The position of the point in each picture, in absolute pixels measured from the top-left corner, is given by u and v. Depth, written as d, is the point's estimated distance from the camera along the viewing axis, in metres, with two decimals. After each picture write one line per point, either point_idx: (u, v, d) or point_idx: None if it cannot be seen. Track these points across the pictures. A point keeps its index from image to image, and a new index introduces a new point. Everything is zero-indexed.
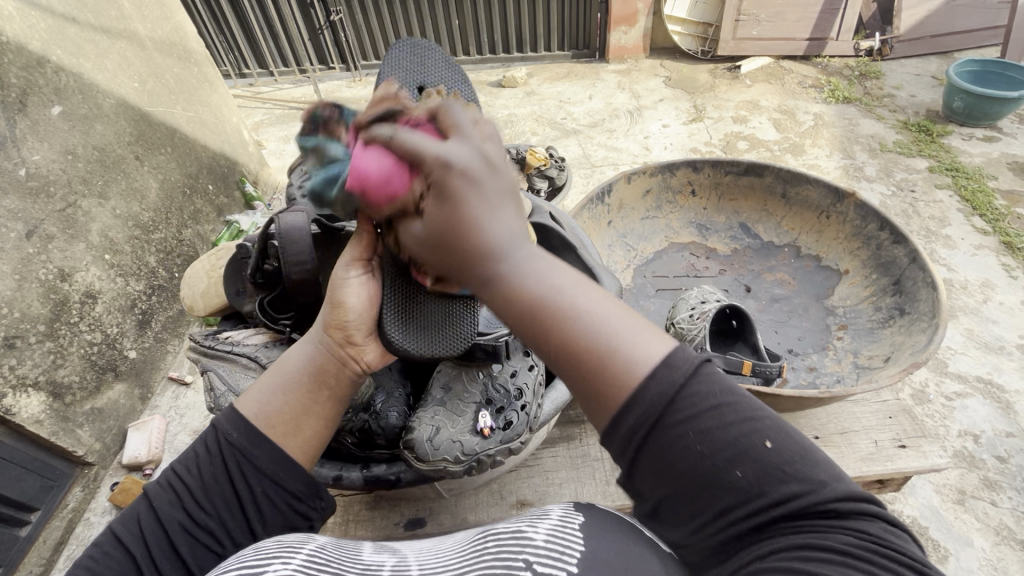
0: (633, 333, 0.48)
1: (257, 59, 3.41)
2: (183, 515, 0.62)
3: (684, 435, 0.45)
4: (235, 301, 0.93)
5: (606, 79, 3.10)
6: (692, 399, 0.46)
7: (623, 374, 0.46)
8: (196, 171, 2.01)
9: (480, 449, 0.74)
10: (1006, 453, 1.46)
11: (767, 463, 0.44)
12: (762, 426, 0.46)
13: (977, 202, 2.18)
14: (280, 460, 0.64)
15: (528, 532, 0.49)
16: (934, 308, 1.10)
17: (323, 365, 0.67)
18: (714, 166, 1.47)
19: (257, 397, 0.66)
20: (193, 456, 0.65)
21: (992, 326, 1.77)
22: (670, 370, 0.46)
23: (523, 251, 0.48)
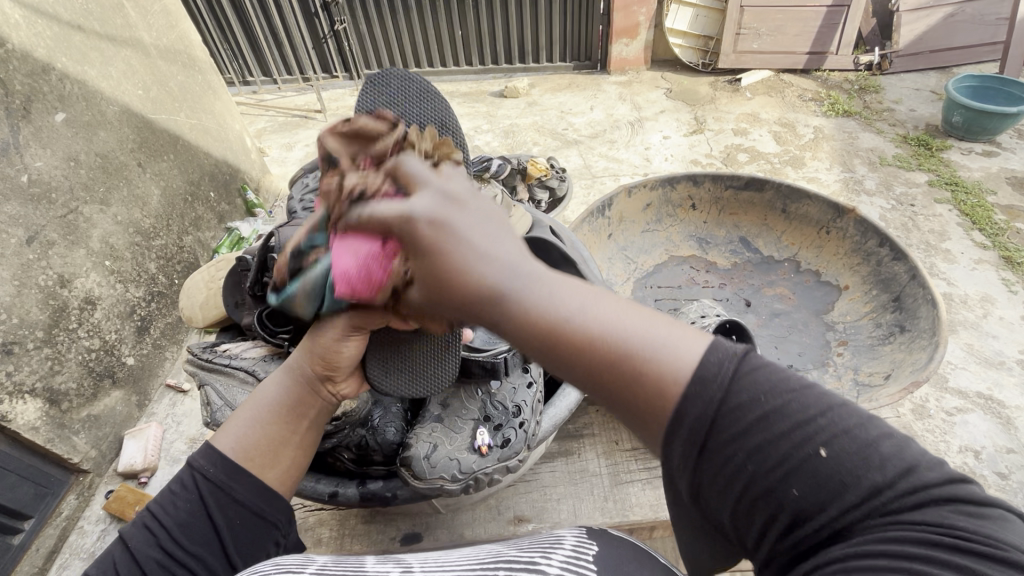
0: (662, 337, 0.45)
1: (261, 67, 3.44)
2: (160, 551, 0.62)
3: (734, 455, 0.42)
4: (232, 313, 0.94)
5: (607, 90, 3.12)
6: (733, 413, 0.42)
7: (664, 384, 0.43)
8: (198, 178, 2.02)
9: (477, 468, 0.73)
10: (1007, 469, 1.45)
11: (842, 464, 0.40)
12: (816, 433, 0.41)
13: (977, 216, 2.18)
14: (259, 489, 0.67)
15: (542, 565, 0.48)
16: (934, 326, 1.10)
17: (300, 399, 0.71)
18: (715, 180, 1.47)
19: (235, 431, 0.68)
20: (167, 493, 0.66)
21: (993, 341, 1.77)
22: (705, 385, 0.43)
23: (532, 269, 0.48)
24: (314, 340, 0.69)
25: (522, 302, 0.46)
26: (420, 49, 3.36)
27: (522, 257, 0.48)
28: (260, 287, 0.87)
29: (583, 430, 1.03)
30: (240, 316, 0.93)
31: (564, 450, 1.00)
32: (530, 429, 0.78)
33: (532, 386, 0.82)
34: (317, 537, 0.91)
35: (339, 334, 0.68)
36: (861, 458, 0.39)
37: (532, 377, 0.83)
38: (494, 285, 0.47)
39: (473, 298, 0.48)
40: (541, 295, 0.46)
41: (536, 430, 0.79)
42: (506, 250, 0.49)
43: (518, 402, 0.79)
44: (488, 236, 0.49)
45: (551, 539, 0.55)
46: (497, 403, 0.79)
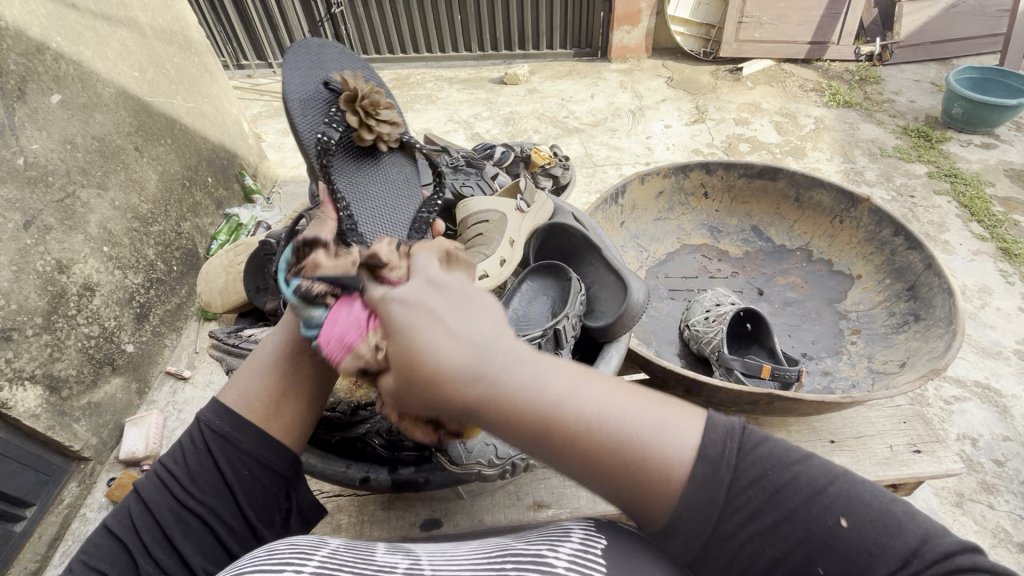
0: (653, 417, 0.46)
1: (256, 50, 3.37)
2: (170, 500, 0.62)
3: (750, 538, 0.46)
4: (255, 297, 0.93)
5: (607, 78, 3.10)
6: (748, 495, 0.46)
7: (665, 470, 0.45)
8: (196, 163, 1.99)
9: (514, 453, 0.73)
10: (1003, 456, 1.48)
11: (864, 534, 0.44)
12: (830, 500, 0.46)
13: (975, 208, 2.20)
14: (265, 441, 0.66)
15: (550, 559, 0.49)
16: (950, 315, 1.11)
17: (298, 348, 0.70)
18: (727, 168, 1.47)
19: (238, 384, 0.68)
20: (178, 447, 0.67)
21: (990, 331, 1.80)
22: (714, 470, 0.46)
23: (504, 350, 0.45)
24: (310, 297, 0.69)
25: (514, 393, 0.44)
26: (419, 33, 3.31)
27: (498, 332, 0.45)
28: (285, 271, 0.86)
29: None
30: (264, 301, 0.92)
31: None
32: None
33: None
34: (335, 523, 0.91)
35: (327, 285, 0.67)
36: (876, 525, 0.44)
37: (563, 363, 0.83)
38: (460, 359, 0.43)
39: (443, 376, 0.43)
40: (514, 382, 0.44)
41: None
42: (484, 330, 0.45)
43: None
44: (447, 323, 0.44)
45: (560, 531, 0.56)
46: None
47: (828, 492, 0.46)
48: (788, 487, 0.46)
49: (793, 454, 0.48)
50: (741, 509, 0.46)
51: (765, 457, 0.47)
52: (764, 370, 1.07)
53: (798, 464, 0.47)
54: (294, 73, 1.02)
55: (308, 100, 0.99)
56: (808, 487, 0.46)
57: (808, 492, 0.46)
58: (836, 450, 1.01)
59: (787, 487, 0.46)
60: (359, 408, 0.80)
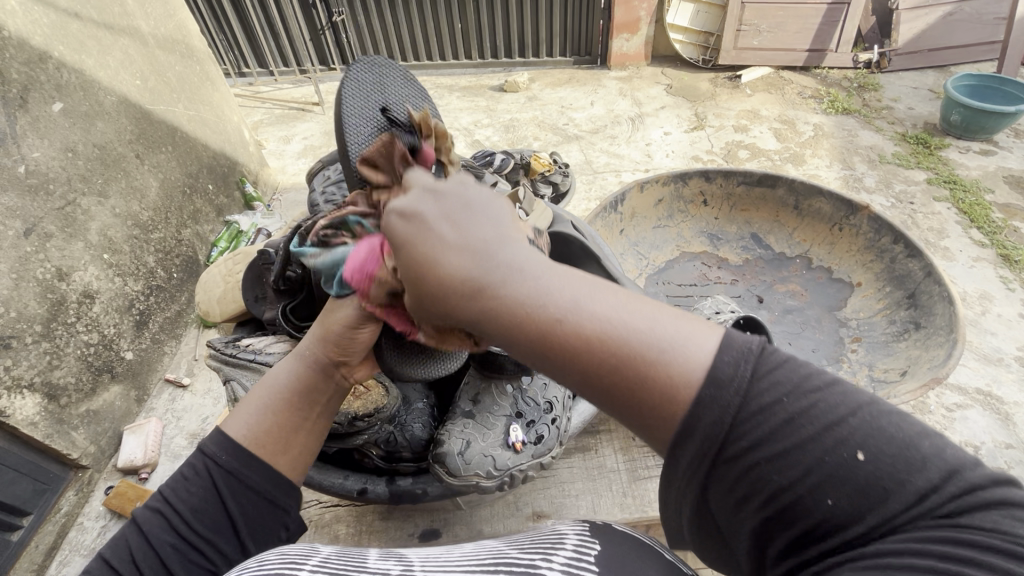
0: (669, 331, 0.44)
1: (257, 58, 3.39)
2: (173, 535, 0.62)
3: (758, 463, 0.42)
4: (254, 307, 0.92)
5: (607, 86, 3.11)
6: (757, 418, 0.42)
7: (679, 381, 0.43)
8: (197, 170, 1.99)
9: (513, 464, 0.74)
10: (1006, 464, 1.47)
11: (879, 468, 0.40)
12: (848, 435, 0.41)
13: (974, 215, 2.20)
14: (271, 478, 0.66)
15: (542, 569, 0.48)
16: (951, 323, 1.11)
17: (311, 382, 0.68)
18: (726, 176, 1.47)
19: (246, 419, 0.67)
20: (179, 477, 0.65)
21: (991, 338, 1.79)
22: (720, 389, 0.42)
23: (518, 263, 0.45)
24: (335, 325, 0.66)
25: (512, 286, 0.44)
26: (420, 41, 3.33)
27: (512, 233, 0.47)
28: (283, 281, 0.84)
29: (600, 426, 1.02)
30: (262, 311, 0.91)
31: (581, 446, 1.00)
32: (562, 425, 0.79)
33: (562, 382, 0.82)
34: (333, 533, 0.90)
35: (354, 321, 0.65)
36: (900, 460, 0.40)
37: None
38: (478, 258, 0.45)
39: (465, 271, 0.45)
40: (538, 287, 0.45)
41: (567, 427, 0.80)
42: (491, 234, 0.46)
43: (550, 398, 0.79)
44: (468, 213, 0.47)
45: (552, 538, 0.55)
46: (529, 400, 0.79)
47: (850, 422, 0.41)
48: (803, 416, 0.42)
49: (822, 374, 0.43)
50: (750, 430, 0.42)
51: (786, 383, 0.43)
52: None
53: (764, 376, 0.43)
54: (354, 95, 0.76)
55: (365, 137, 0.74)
56: (830, 414, 0.41)
57: (827, 422, 0.41)
58: None
59: (810, 412, 0.42)
60: (355, 419, 0.75)
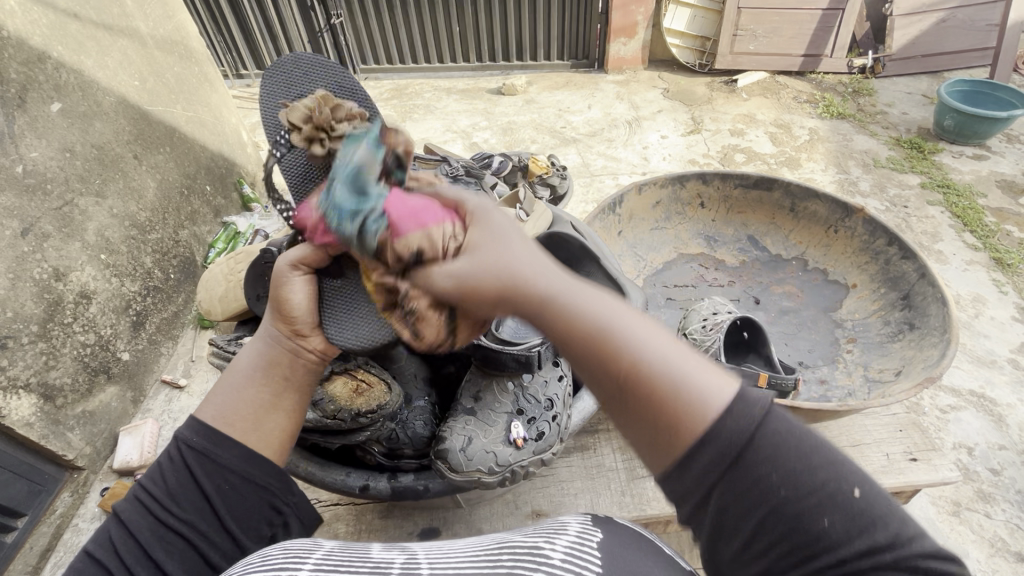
0: (691, 368, 0.49)
1: (255, 60, 3.39)
2: (152, 521, 0.62)
3: (767, 472, 0.47)
4: (255, 305, 0.92)
5: (604, 90, 3.13)
6: (771, 438, 0.47)
7: (694, 407, 0.47)
8: (194, 171, 1.99)
9: (513, 461, 0.74)
10: (999, 465, 1.49)
11: (864, 508, 0.46)
12: (847, 474, 0.47)
13: (968, 218, 2.23)
14: (243, 454, 0.66)
15: (545, 551, 0.49)
16: (945, 323, 1.12)
17: (276, 358, 0.70)
18: (723, 179, 1.48)
19: (214, 401, 0.68)
20: (156, 467, 0.66)
21: (985, 340, 1.81)
22: (742, 416, 0.47)
23: (561, 277, 0.52)
24: (272, 293, 0.71)
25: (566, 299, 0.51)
26: (418, 44, 3.34)
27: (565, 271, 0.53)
28: None
29: (598, 425, 1.03)
30: (263, 308, 0.91)
31: (580, 445, 1.01)
32: (562, 422, 0.79)
33: (563, 379, 0.82)
34: (333, 532, 0.90)
35: (284, 277, 0.71)
36: (880, 513, 0.46)
37: (562, 372, 0.84)
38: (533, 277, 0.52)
39: (497, 277, 0.52)
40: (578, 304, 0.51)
41: (567, 424, 0.80)
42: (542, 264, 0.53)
43: (551, 396, 0.79)
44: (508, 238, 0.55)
45: (555, 524, 0.56)
46: (530, 396, 0.79)
47: (846, 465, 0.48)
48: (817, 452, 0.48)
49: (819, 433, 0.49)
50: (767, 449, 0.47)
51: (795, 424, 0.49)
52: (761, 378, 1.08)
53: (784, 421, 0.48)
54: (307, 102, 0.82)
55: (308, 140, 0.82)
56: (837, 460, 0.48)
57: (833, 463, 0.47)
58: None
59: (817, 451, 0.47)
60: (358, 415, 0.75)
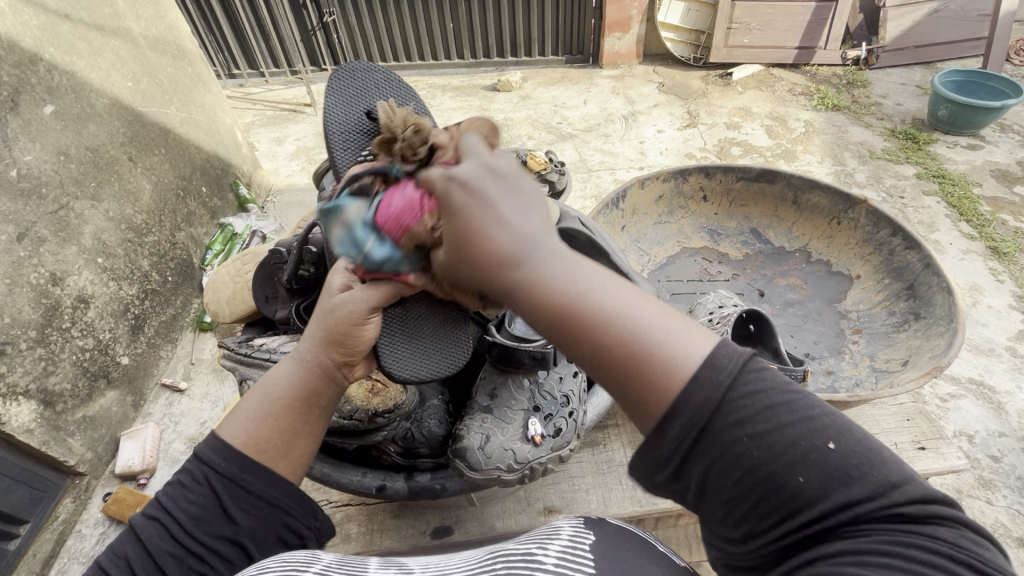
0: (671, 330, 0.47)
1: (247, 59, 3.35)
2: (172, 542, 0.61)
3: (738, 440, 0.44)
4: (264, 306, 0.91)
5: (600, 85, 3.12)
6: (739, 403, 0.44)
7: (669, 375, 0.45)
8: (189, 173, 1.97)
9: (532, 458, 0.74)
10: (1000, 452, 1.51)
11: (848, 459, 0.43)
12: (822, 427, 0.44)
13: (963, 208, 2.24)
14: (272, 481, 0.65)
15: (538, 556, 0.48)
16: (950, 312, 1.13)
17: (311, 384, 0.67)
18: (726, 172, 1.49)
19: (244, 424, 0.65)
20: (178, 486, 0.64)
21: (983, 329, 1.83)
22: (715, 372, 0.45)
23: (543, 244, 0.47)
24: (336, 322, 0.64)
25: (539, 277, 0.46)
26: (411, 42, 3.32)
27: (545, 227, 0.48)
28: (296, 280, 0.83)
29: (607, 421, 1.03)
30: (273, 309, 0.91)
31: (589, 441, 1.01)
32: (578, 419, 0.80)
33: (577, 376, 0.83)
34: (345, 532, 0.90)
35: (357, 314, 0.65)
36: (864, 461, 0.43)
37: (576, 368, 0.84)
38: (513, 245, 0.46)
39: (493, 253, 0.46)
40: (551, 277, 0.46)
41: (583, 419, 0.81)
42: (534, 224, 0.47)
43: (566, 392, 0.80)
44: (503, 199, 0.46)
45: (549, 530, 0.55)
46: (546, 393, 0.79)
47: (822, 419, 0.45)
48: (784, 406, 0.45)
49: (785, 379, 0.46)
50: (733, 414, 0.44)
51: (768, 378, 0.46)
52: None
53: (750, 372, 0.46)
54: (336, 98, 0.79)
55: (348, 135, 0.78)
56: (807, 413, 0.45)
57: (805, 416, 0.44)
58: None
59: (788, 405, 0.45)
60: (376, 416, 0.75)
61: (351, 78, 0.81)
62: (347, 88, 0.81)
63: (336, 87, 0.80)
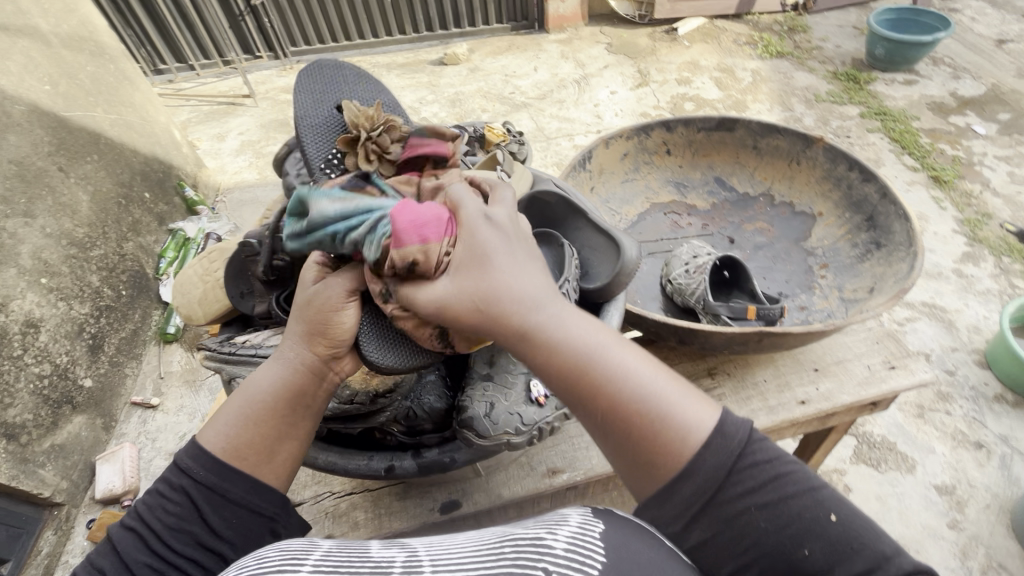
0: (679, 399, 0.56)
1: (173, 53, 3.14)
2: (150, 553, 0.61)
3: (747, 508, 0.53)
4: (240, 302, 0.88)
5: (548, 50, 3.08)
6: (750, 472, 0.53)
7: (679, 441, 0.54)
8: (129, 178, 1.86)
9: (539, 419, 0.74)
10: (953, 366, 1.63)
11: (839, 530, 0.52)
12: (822, 500, 0.53)
13: (905, 142, 2.35)
14: (253, 489, 0.64)
15: (547, 540, 0.48)
16: (909, 238, 1.19)
17: (294, 384, 0.65)
18: (687, 124, 1.50)
19: (224, 431, 0.64)
20: (156, 495, 0.63)
21: (931, 254, 1.94)
22: (727, 442, 0.54)
23: (554, 302, 0.57)
24: (315, 310, 0.65)
25: (554, 325, 0.55)
26: (349, 20, 3.17)
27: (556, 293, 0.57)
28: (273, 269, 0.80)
29: None
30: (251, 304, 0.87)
31: None
32: None
33: None
34: (352, 521, 0.90)
35: (338, 303, 0.64)
36: (857, 536, 0.52)
37: None
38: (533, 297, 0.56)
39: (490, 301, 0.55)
40: (501, 285, 0.55)
41: None
42: (544, 287, 0.57)
43: None
44: (520, 262, 0.57)
45: (556, 515, 0.54)
46: None
47: (820, 491, 0.54)
48: (789, 478, 0.54)
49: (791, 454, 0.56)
50: (744, 485, 0.53)
51: (773, 452, 0.55)
52: (749, 312, 1.07)
53: (757, 443, 0.55)
54: (305, 94, 0.80)
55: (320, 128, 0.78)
56: (807, 482, 0.54)
57: (805, 487, 0.54)
58: (820, 377, 1.00)
59: (793, 475, 0.54)
60: (377, 397, 0.75)
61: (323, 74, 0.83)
62: (318, 82, 0.82)
63: (304, 84, 0.81)
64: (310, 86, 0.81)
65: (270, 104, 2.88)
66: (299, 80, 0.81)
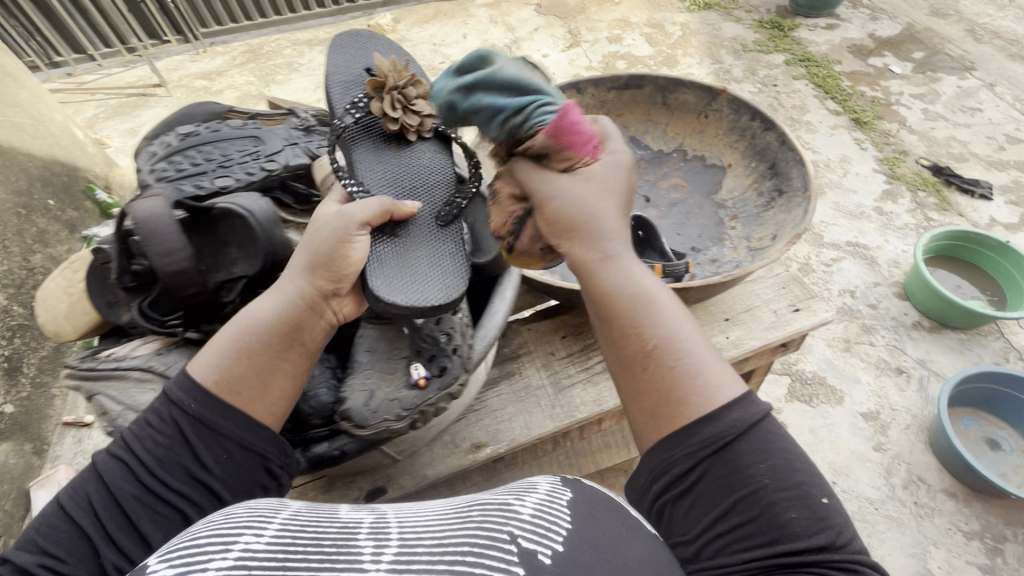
0: (713, 363, 0.56)
1: (68, 42, 2.86)
2: (134, 484, 0.55)
3: (754, 464, 0.52)
4: (108, 312, 0.85)
5: (476, 15, 2.97)
6: (764, 435, 0.53)
7: (709, 391, 0.54)
8: (26, 186, 1.71)
9: (420, 401, 0.72)
10: (875, 300, 1.73)
11: (828, 512, 0.51)
12: (820, 485, 0.52)
13: (828, 86, 2.40)
14: (247, 425, 0.59)
15: (514, 506, 0.48)
16: (805, 184, 1.23)
17: (297, 315, 0.64)
18: (596, 84, 1.45)
19: (217, 362, 0.60)
20: (139, 426, 0.58)
21: (853, 195, 2.01)
22: (751, 403, 0.54)
23: (617, 242, 0.61)
24: (325, 241, 0.67)
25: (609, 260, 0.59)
26: None
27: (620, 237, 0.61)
28: (129, 275, 0.78)
29: (519, 351, 1.06)
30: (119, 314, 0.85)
31: (506, 372, 1.03)
32: (467, 352, 0.76)
33: (460, 308, 0.81)
34: None
35: (349, 232, 0.68)
36: (837, 517, 0.51)
37: (459, 302, 0.82)
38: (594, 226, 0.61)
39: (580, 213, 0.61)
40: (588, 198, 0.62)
41: (474, 351, 0.77)
42: (611, 225, 0.61)
43: (448, 328, 0.78)
44: (604, 198, 0.62)
45: (525, 483, 0.54)
46: (426, 336, 0.78)
47: (822, 480, 0.53)
48: (797, 455, 0.53)
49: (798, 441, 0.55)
50: (757, 443, 0.52)
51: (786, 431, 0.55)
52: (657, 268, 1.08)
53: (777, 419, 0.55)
54: (338, 56, 0.94)
55: (350, 84, 0.90)
56: (814, 467, 0.53)
57: (811, 468, 0.53)
58: (731, 327, 1.04)
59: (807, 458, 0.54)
60: None
61: (355, 42, 0.97)
62: (352, 50, 0.95)
63: (338, 48, 0.94)
64: (346, 51, 0.94)
65: (184, 92, 2.69)
66: (333, 45, 0.95)
